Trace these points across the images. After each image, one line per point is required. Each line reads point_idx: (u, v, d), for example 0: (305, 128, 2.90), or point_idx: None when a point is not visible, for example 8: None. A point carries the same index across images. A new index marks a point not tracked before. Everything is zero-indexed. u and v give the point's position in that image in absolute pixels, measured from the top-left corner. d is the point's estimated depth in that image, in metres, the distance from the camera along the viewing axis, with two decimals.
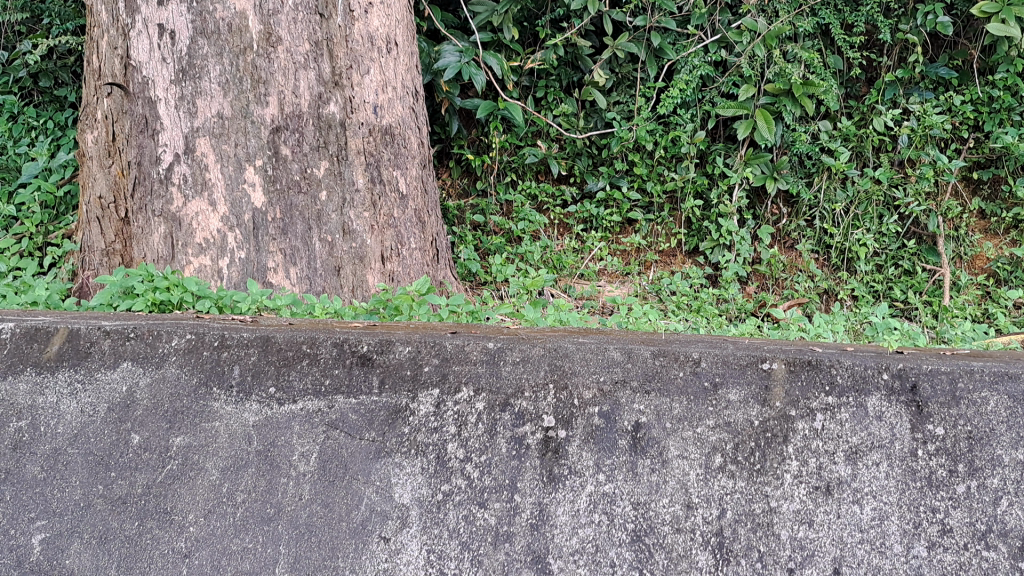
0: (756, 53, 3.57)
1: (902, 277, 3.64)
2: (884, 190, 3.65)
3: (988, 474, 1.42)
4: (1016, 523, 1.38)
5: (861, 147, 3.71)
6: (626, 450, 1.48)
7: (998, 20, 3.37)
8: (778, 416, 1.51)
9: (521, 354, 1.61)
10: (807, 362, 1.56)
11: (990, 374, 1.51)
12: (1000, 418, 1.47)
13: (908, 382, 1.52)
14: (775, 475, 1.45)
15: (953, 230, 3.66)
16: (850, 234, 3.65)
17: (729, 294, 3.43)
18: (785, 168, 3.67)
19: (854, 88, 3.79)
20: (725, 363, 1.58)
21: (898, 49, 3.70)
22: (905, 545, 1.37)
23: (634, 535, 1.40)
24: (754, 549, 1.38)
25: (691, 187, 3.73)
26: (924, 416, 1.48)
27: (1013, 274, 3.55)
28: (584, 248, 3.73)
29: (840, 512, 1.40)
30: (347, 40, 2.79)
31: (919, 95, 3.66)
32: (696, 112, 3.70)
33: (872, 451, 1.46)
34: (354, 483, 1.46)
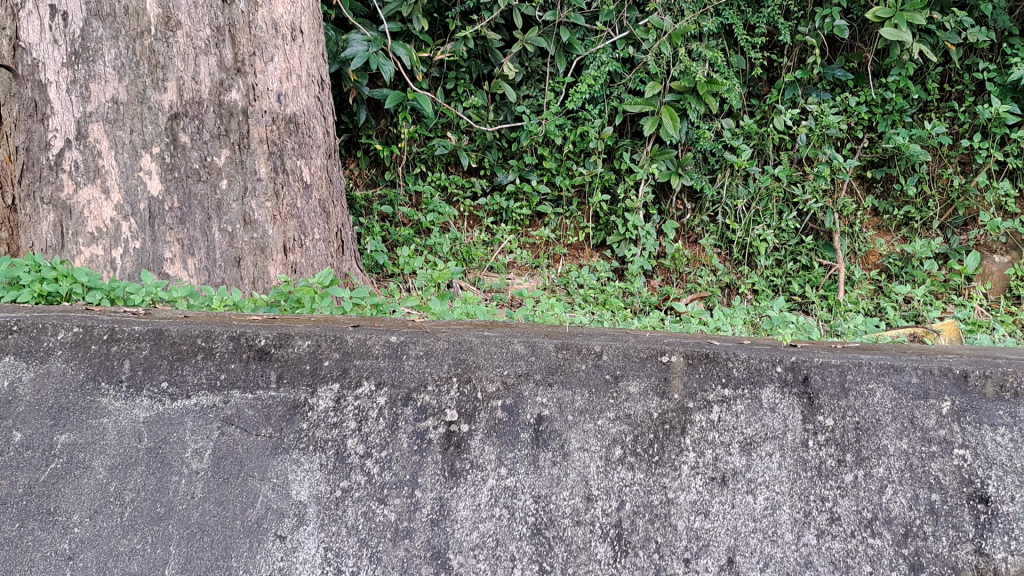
0: (663, 50, 3.60)
1: (800, 271, 3.75)
2: (784, 187, 3.74)
3: (874, 464, 1.47)
4: (900, 511, 1.43)
5: (762, 145, 3.78)
6: (528, 444, 1.49)
7: (892, 24, 3.45)
8: (676, 408, 1.54)
9: (424, 348, 1.60)
10: (704, 355, 1.60)
11: (878, 366, 1.57)
12: (886, 409, 1.53)
13: (800, 374, 1.57)
14: (673, 467, 1.47)
15: (848, 226, 3.78)
16: (750, 230, 3.74)
17: (635, 288, 3.48)
18: (689, 164, 3.74)
19: (756, 87, 3.89)
20: (626, 355, 1.61)
21: (797, 50, 3.81)
22: (795, 533, 1.41)
23: (535, 528, 1.40)
24: (651, 540, 1.40)
25: (600, 181, 3.75)
26: (816, 407, 1.53)
27: (904, 269, 3.68)
28: (494, 240, 3.73)
29: (734, 503, 1.44)
30: (250, 26, 2.72)
31: (816, 95, 3.78)
32: (604, 108, 3.71)
33: (765, 442, 1.49)
34: (250, 481, 1.43)
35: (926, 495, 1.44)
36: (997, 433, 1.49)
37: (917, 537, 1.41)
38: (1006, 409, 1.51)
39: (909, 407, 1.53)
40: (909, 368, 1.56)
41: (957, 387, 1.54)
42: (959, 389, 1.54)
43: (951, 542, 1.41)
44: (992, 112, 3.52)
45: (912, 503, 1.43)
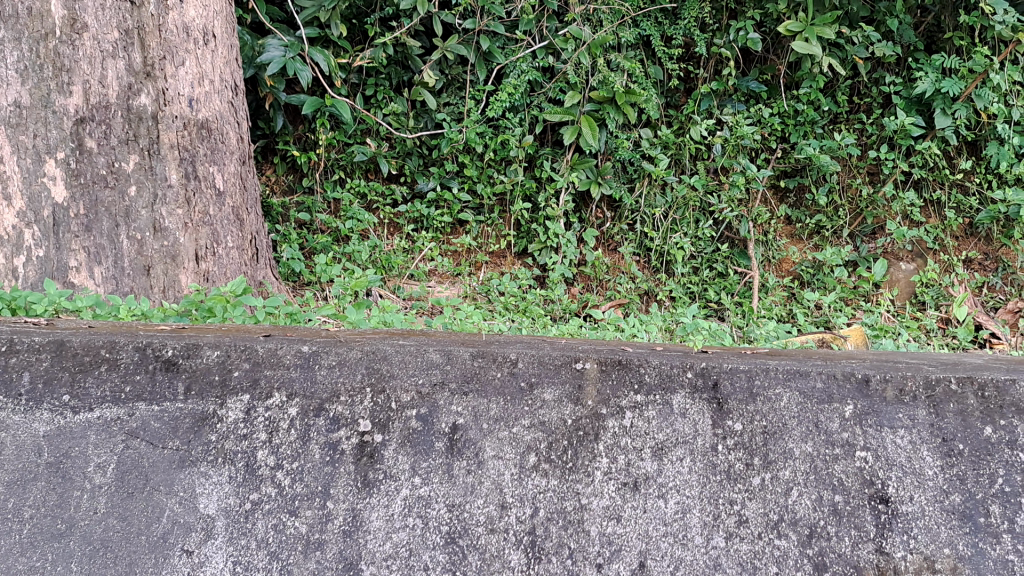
0: (581, 60, 3.63)
1: (716, 279, 3.82)
2: (700, 196, 3.82)
3: (781, 467, 1.51)
4: (805, 512, 1.46)
5: (679, 155, 3.85)
6: (442, 453, 1.49)
7: (802, 38, 3.54)
8: (590, 415, 1.55)
9: (337, 358, 1.57)
10: (618, 362, 1.61)
11: (785, 372, 1.60)
12: (792, 413, 1.56)
13: (711, 380, 1.60)
14: (586, 473, 1.49)
15: (762, 234, 3.89)
16: (668, 238, 3.80)
17: (555, 295, 3.49)
18: (609, 173, 3.79)
19: (673, 98, 3.96)
20: (541, 364, 1.61)
21: (713, 61, 3.89)
22: (705, 536, 1.44)
23: (449, 537, 1.41)
24: (564, 546, 1.42)
25: (521, 189, 3.76)
26: (725, 413, 1.56)
27: (816, 276, 3.78)
28: (414, 248, 3.72)
29: (646, 507, 1.46)
30: (160, 30, 2.66)
31: (732, 106, 3.86)
32: (524, 116, 3.73)
33: (676, 447, 1.52)
34: (156, 495, 1.40)
35: (830, 496, 1.48)
36: (897, 435, 1.53)
37: (821, 538, 1.44)
38: (905, 412, 1.55)
39: (814, 411, 1.56)
40: (814, 373, 1.59)
41: (859, 391, 1.57)
42: (861, 393, 1.57)
43: (853, 542, 1.44)
44: (898, 124, 3.63)
45: (817, 504, 1.47)
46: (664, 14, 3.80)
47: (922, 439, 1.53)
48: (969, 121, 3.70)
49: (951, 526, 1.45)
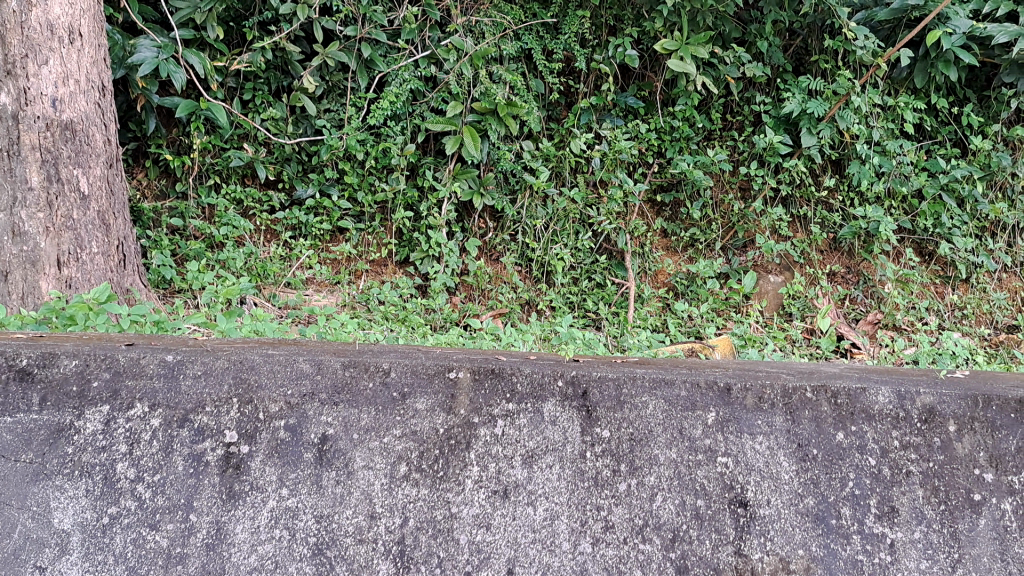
0: (463, 71, 3.65)
1: (594, 289, 3.87)
2: (580, 209, 3.87)
3: (646, 473, 1.55)
4: (668, 517, 1.50)
5: (560, 167, 3.91)
6: (310, 464, 1.48)
7: (677, 57, 3.63)
8: (461, 424, 1.57)
9: (203, 367, 1.56)
10: (490, 370, 1.64)
11: (650, 380, 1.67)
12: (657, 420, 1.61)
13: (580, 388, 1.64)
14: (457, 482, 1.50)
15: (639, 247, 3.95)
16: (549, 249, 3.85)
17: (436, 304, 3.48)
18: (491, 184, 3.81)
19: (554, 111, 4.02)
20: (414, 373, 1.62)
21: (593, 77, 3.98)
22: (572, 542, 1.46)
23: (316, 549, 1.40)
24: (433, 555, 1.42)
25: (402, 198, 3.74)
26: (593, 420, 1.61)
27: (689, 288, 3.88)
28: (292, 255, 3.65)
29: (515, 515, 1.48)
30: (22, 27, 2.56)
31: (610, 121, 3.95)
32: (406, 125, 3.72)
33: (545, 454, 1.55)
34: (8, 510, 1.38)
35: (692, 501, 1.52)
36: (755, 441, 1.60)
37: (684, 541, 1.48)
38: (763, 419, 1.62)
39: (678, 418, 1.62)
40: (678, 382, 1.66)
41: (721, 398, 1.65)
42: (722, 400, 1.64)
43: (714, 545, 1.49)
44: (766, 141, 3.77)
45: (679, 509, 1.51)
46: (545, 29, 3.85)
47: (779, 445, 1.59)
48: (832, 140, 3.86)
49: (805, 528, 1.50)
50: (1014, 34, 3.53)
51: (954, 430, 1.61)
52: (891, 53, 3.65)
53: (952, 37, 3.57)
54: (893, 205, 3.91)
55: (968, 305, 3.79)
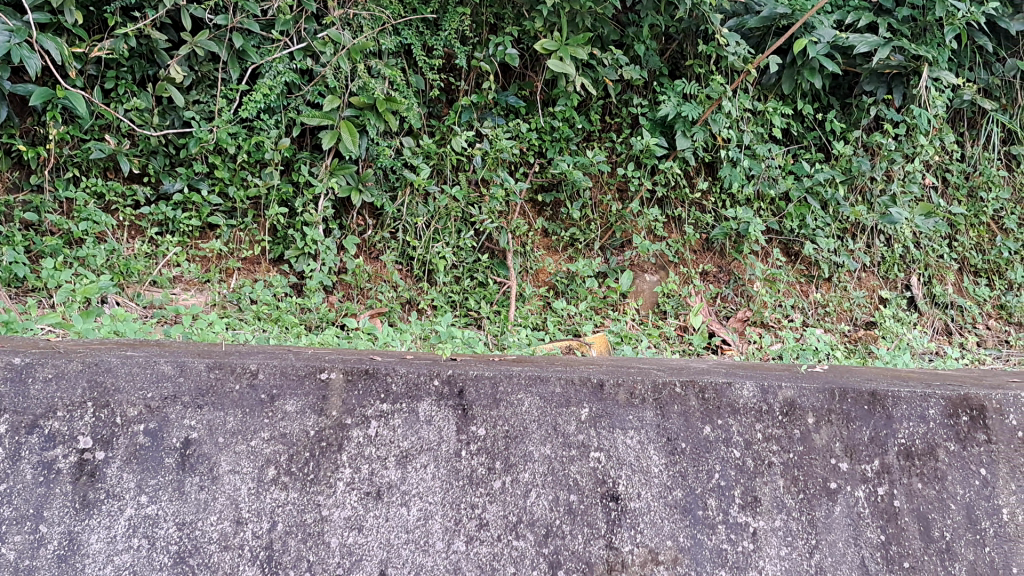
0: (341, 65, 3.59)
1: (476, 288, 3.85)
2: (462, 207, 3.85)
3: (520, 469, 1.55)
4: (542, 513, 1.51)
5: (441, 165, 3.87)
6: (172, 469, 1.45)
7: (556, 57, 3.66)
8: (333, 426, 1.54)
9: (54, 370, 1.50)
10: (364, 371, 1.62)
11: (526, 377, 1.66)
12: (532, 417, 1.62)
13: (456, 387, 1.63)
14: (328, 484, 1.47)
15: (521, 245, 3.97)
16: (430, 247, 3.82)
17: (312, 303, 3.40)
18: (369, 180, 3.74)
19: (435, 108, 3.99)
20: (283, 374, 1.59)
21: (474, 75, 3.98)
22: (446, 541, 1.45)
23: (178, 557, 1.37)
24: (303, 560, 1.40)
25: (276, 193, 3.64)
26: (469, 418, 1.60)
27: (569, 287, 3.91)
28: (158, 252, 3.52)
29: (388, 516, 1.46)
30: None
31: (491, 119, 3.94)
32: (281, 118, 3.61)
33: (420, 454, 1.53)
34: None
35: (566, 496, 1.53)
36: (627, 435, 1.62)
37: (556, 536, 1.49)
38: (635, 414, 1.65)
39: (553, 414, 1.63)
40: (553, 379, 1.67)
41: (594, 395, 1.67)
42: (595, 397, 1.67)
43: (586, 539, 1.50)
44: (643, 143, 3.81)
45: (553, 505, 1.52)
46: (425, 25, 3.82)
47: (649, 439, 1.62)
48: (706, 143, 3.96)
49: (673, 520, 1.53)
50: (874, 44, 3.72)
51: (812, 421, 1.67)
52: (761, 59, 3.76)
53: (818, 46, 3.72)
54: (762, 207, 4.04)
55: (831, 304, 3.97)
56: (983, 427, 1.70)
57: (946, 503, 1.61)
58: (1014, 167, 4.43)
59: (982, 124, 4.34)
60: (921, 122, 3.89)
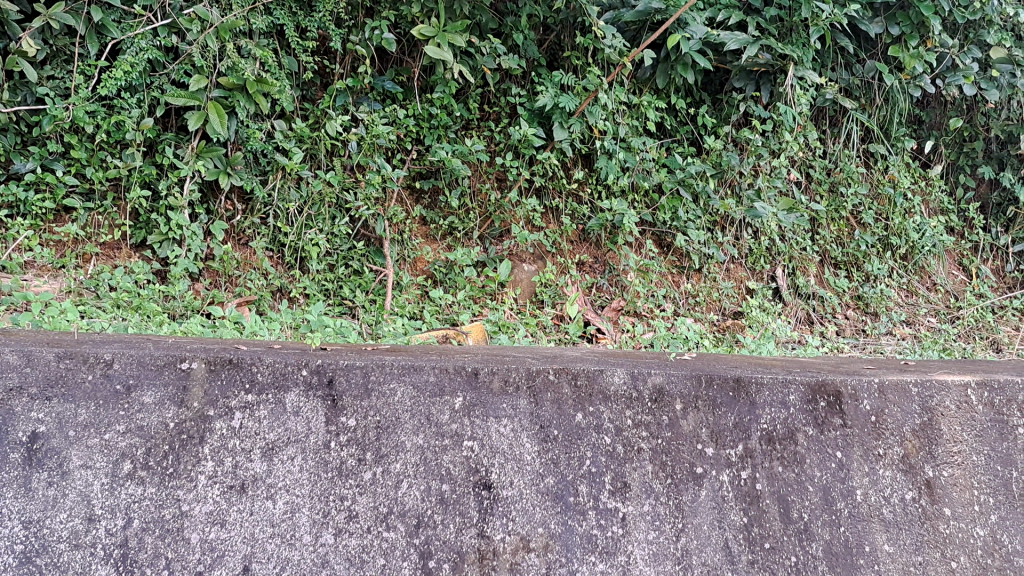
0: (209, 44, 3.43)
1: (351, 276, 3.78)
2: (337, 193, 3.77)
3: (392, 460, 1.53)
4: (413, 503, 1.50)
5: (314, 149, 3.79)
6: (18, 465, 1.41)
7: (434, 43, 3.61)
8: (195, 417, 1.49)
9: None
10: (227, 360, 1.55)
11: (398, 366, 1.62)
12: (404, 407, 1.59)
13: (325, 377, 1.58)
14: (188, 478, 1.44)
15: (397, 233, 3.90)
16: (302, 234, 3.73)
17: (176, 291, 3.28)
18: (239, 164, 3.62)
19: (309, 91, 3.89)
20: (141, 363, 1.53)
21: (349, 58, 3.90)
22: (313, 534, 1.44)
23: (24, 557, 1.36)
24: (161, 557, 1.39)
25: (138, 175, 3.49)
26: (339, 409, 1.56)
27: (448, 276, 3.88)
28: (8, 236, 3.31)
29: (253, 509, 1.44)
30: None
31: (368, 104, 3.85)
32: (143, 97, 3.46)
33: (287, 446, 1.50)
34: None
35: (438, 486, 1.52)
36: (501, 424, 1.61)
37: (428, 527, 1.48)
38: (508, 402, 1.64)
39: (426, 404, 1.60)
40: (427, 368, 1.63)
41: (469, 383, 1.64)
42: (470, 385, 1.64)
43: (457, 528, 1.49)
44: (521, 134, 3.81)
45: (425, 495, 1.51)
46: (299, 5, 3.71)
47: (522, 427, 1.62)
48: (583, 135, 3.98)
49: (544, 507, 1.54)
50: (744, 42, 3.83)
51: (680, 408, 1.71)
52: (636, 53, 3.81)
53: (690, 42, 3.81)
54: (636, 199, 4.11)
55: (701, 294, 4.08)
56: (839, 411, 1.76)
57: (804, 485, 1.67)
58: (872, 165, 4.66)
59: (843, 122, 4.54)
60: (787, 119, 4.04)
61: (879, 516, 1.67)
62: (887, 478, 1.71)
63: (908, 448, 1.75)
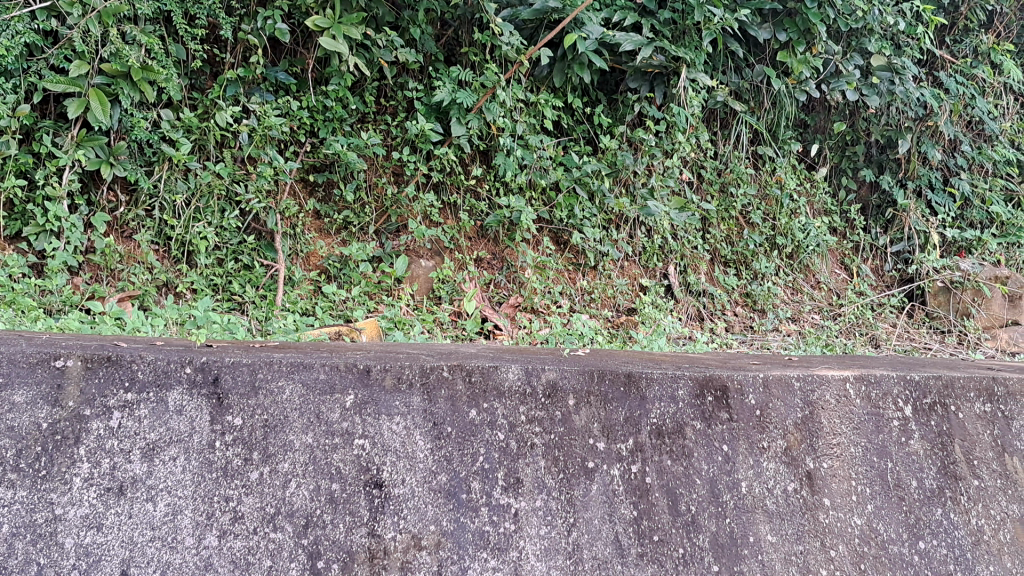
0: (90, 28, 3.29)
1: (240, 271, 3.69)
2: (226, 184, 3.67)
3: (280, 459, 1.50)
4: (302, 503, 1.47)
5: (203, 140, 3.68)
6: None
7: (328, 35, 3.55)
8: (69, 417, 1.45)
9: None
10: (105, 358, 1.52)
11: (287, 364, 1.60)
12: (293, 405, 1.56)
13: (210, 375, 1.55)
14: (62, 481, 1.40)
15: (290, 227, 3.83)
16: (190, 227, 3.62)
17: (53, 285, 3.15)
18: (122, 154, 3.49)
19: (198, 80, 3.77)
20: (11, 362, 1.48)
21: (240, 48, 3.80)
22: (196, 537, 1.40)
23: None
24: (32, 563, 1.33)
25: (13, 164, 3.31)
26: (224, 408, 1.53)
27: (342, 271, 3.83)
28: None
29: (132, 512, 1.40)
30: None
31: (259, 94, 3.76)
32: (20, 82, 3.28)
33: (169, 447, 1.46)
34: None
35: (327, 485, 1.50)
36: (393, 421, 1.60)
37: (316, 527, 1.46)
38: (401, 399, 1.62)
39: (315, 402, 1.58)
40: (317, 365, 1.61)
41: (360, 380, 1.62)
42: (361, 382, 1.62)
43: (347, 528, 1.47)
44: (417, 128, 3.78)
45: (313, 495, 1.48)
46: None
47: (415, 425, 1.61)
48: (480, 131, 3.98)
49: (437, 505, 1.54)
50: (638, 43, 3.89)
51: (573, 403, 1.73)
52: (533, 51, 3.84)
53: (586, 42, 3.85)
54: (534, 196, 4.11)
55: (596, 291, 4.14)
56: (725, 406, 1.81)
57: (691, 478, 1.71)
58: (760, 166, 4.80)
59: (733, 124, 4.66)
60: (680, 120, 4.13)
61: (762, 507, 1.71)
62: (770, 470, 1.76)
63: (790, 440, 1.81)
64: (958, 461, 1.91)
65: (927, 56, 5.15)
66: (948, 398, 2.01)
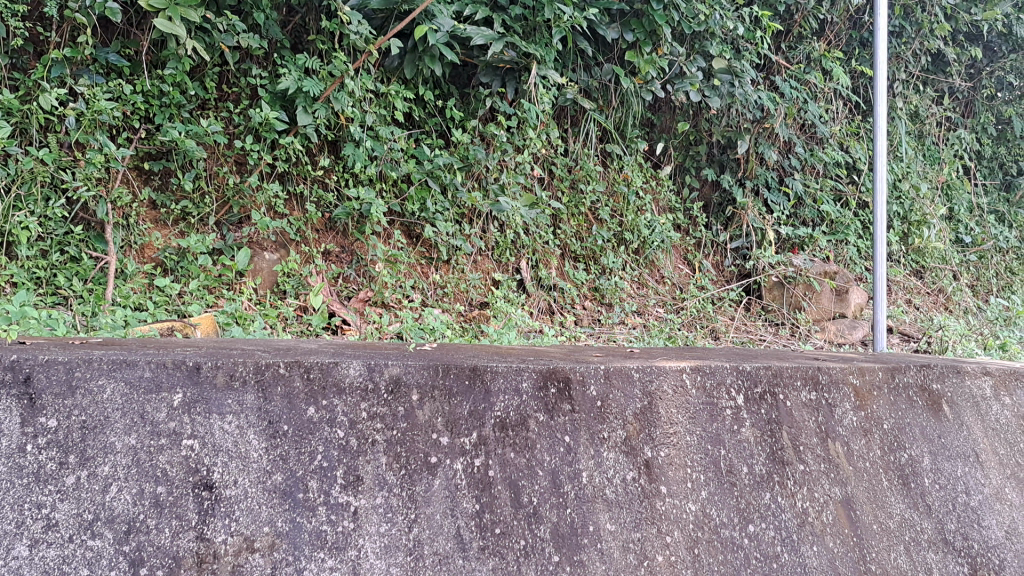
0: None
1: (67, 263, 3.50)
2: (51, 171, 3.45)
3: (99, 463, 1.45)
4: (123, 508, 1.43)
5: (25, 123, 3.46)
6: None
7: (164, 16, 3.39)
8: None
9: None
10: None
11: (109, 361, 1.53)
12: (115, 406, 1.50)
13: (21, 374, 1.48)
14: None
15: (122, 218, 3.65)
16: (10, 216, 3.37)
17: None
18: None
19: (19, 59, 3.54)
20: None
21: (67, 26, 3.58)
22: (3, 547, 1.36)
23: None
24: None
25: None
26: (36, 409, 1.47)
27: (179, 264, 3.67)
28: None
29: None
30: None
31: (88, 77, 3.53)
32: None
33: None
34: None
35: (152, 488, 1.45)
36: (225, 421, 1.54)
37: (139, 532, 1.42)
38: (233, 397, 1.57)
39: (139, 401, 1.52)
40: (142, 363, 1.54)
41: (189, 378, 1.56)
42: (190, 380, 1.55)
43: (173, 532, 1.43)
44: (261, 117, 3.67)
45: (137, 498, 1.44)
46: None
47: (249, 423, 1.56)
48: (328, 121, 3.89)
49: (271, 505, 1.50)
50: (489, 38, 3.90)
51: (416, 398, 1.70)
52: (383, 42, 3.78)
53: (437, 34, 3.82)
54: (384, 188, 4.07)
55: (448, 285, 4.15)
56: (567, 397, 1.83)
57: (534, 470, 1.72)
58: (608, 163, 4.91)
59: (582, 122, 4.75)
60: (530, 116, 4.20)
61: (602, 496, 1.74)
62: (610, 460, 1.80)
63: (630, 430, 1.85)
64: (785, 446, 2.00)
65: (765, 61, 5.40)
66: (777, 387, 2.10)
